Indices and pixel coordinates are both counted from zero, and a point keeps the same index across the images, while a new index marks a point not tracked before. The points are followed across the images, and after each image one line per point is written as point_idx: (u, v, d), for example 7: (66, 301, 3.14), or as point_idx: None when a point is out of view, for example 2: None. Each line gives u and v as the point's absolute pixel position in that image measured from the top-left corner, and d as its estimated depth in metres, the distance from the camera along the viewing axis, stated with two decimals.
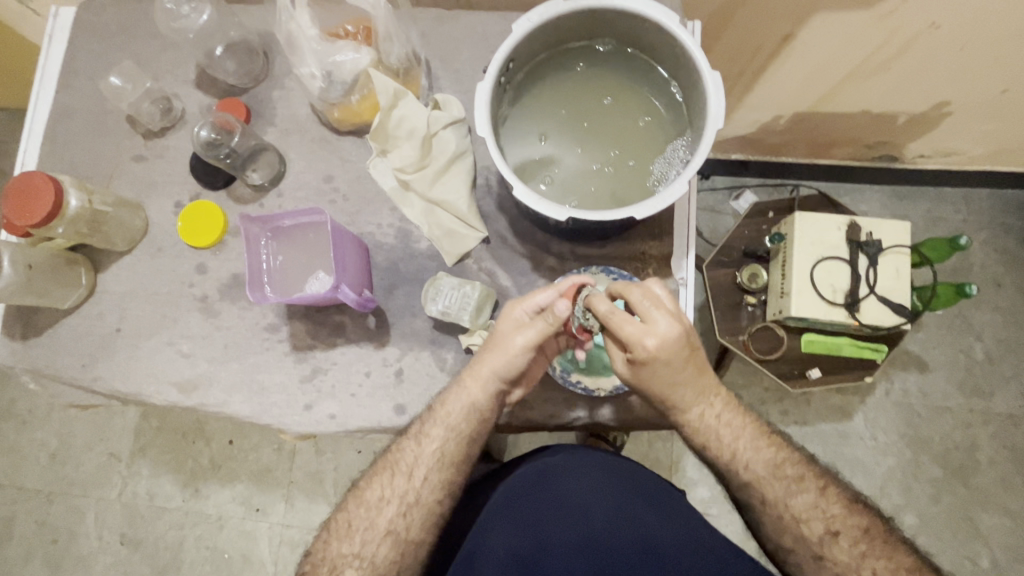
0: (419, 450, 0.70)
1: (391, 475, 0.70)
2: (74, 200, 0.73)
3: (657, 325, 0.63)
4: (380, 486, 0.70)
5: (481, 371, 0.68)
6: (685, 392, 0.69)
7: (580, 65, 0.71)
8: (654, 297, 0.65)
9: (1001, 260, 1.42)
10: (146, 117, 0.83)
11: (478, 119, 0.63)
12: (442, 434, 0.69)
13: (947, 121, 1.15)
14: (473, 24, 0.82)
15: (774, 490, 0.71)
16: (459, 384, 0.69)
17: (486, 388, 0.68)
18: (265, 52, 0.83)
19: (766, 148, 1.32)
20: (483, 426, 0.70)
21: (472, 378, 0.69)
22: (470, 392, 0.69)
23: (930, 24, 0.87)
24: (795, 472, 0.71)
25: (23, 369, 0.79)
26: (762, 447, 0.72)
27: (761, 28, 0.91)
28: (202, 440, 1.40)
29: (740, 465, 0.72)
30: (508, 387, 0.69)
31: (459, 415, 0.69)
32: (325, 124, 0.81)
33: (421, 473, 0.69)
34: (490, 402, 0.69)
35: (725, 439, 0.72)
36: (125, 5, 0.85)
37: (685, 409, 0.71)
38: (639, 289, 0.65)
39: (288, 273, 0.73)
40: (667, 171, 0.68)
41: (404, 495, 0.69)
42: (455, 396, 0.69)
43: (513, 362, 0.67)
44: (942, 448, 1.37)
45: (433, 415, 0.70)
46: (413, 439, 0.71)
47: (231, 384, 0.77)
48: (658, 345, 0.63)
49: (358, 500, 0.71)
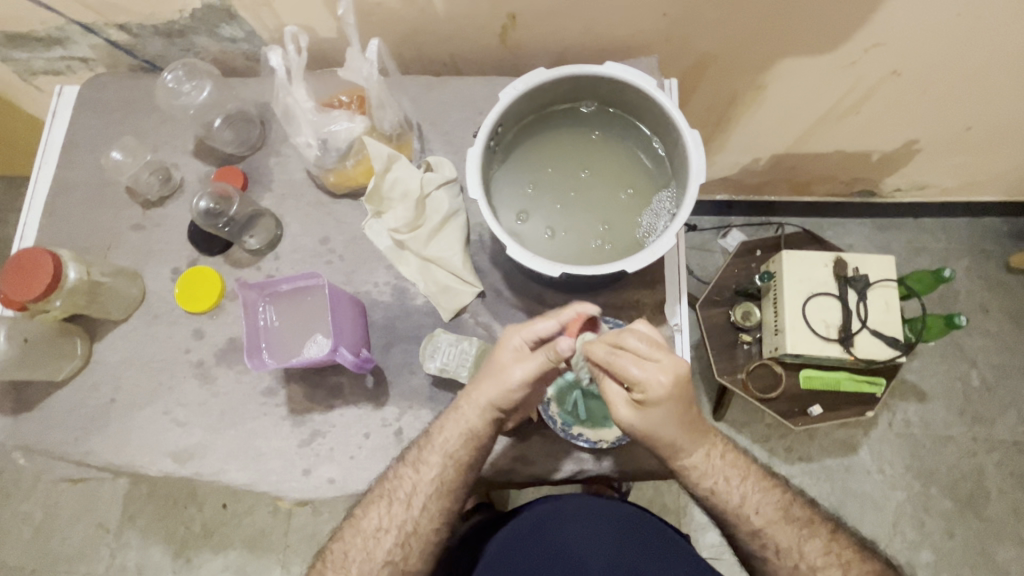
0: (417, 478, 0.68)
1: (388, 505, 0.68)
2: (72, 272, 0.73)
3: (663, 362, 0.60)
4: (377, 515, 0.68)
5: (477, 401, 0.67)
6: (689, 436, 0.67)
7: (595, 133, 0.74)
8: (653, 337, 0.62)
9: (986, 285, 1.45)
10: (145, 188, 0.85)
11: (470, 182, 0.65)
12: (439, 462, 0.68)
13: (919, 157, 1.20)
14: (461, 88, 0.86)
15: (783, 537, 0.69)
16: (458, 410, 0.68)
17: (482, 416, 0.67)
18: (262, 121, 0.86)
19: (749, 189, 1.37)
20: (481, 449, 0.68)
21: (468, 406, 0.67)
22: (467, 419, 0.67)
23: (892, 71, 0.92)
24: (803, 514, 0.71)
25: (14, 445, 0.78)
26: (768, 492, 0.71)
27: (734, 80, 0.96)
28: (194, 505, 1.36)
29: (749, 510, 0.69)
30: (505, 414, 0.68)
31: (458, 443, 0.67)
32: (321, 188, 0.84)
33: (419, 502, 0.68)
34: (489, 429, 0.67)
35: (734, 482, 0.70)
36: (127, 82, 0.89)
37: (690, 454, 0.68)
38: (638, 332, 0.62)
39: (285, 335, 0.73)
40: (656, 223, 0.70)
41: (402, 525, 0.68)
42: (451, 422, 0.68)
43: (511, 394, 0.66)
44: (951, 478, 1.35)
45: (431, 442, 0.68)
46: (410, 466, 0.69)
47: (227, 451, 0.76)
48: (666, 383, 0.60)
49: (354, 530, 0.69)
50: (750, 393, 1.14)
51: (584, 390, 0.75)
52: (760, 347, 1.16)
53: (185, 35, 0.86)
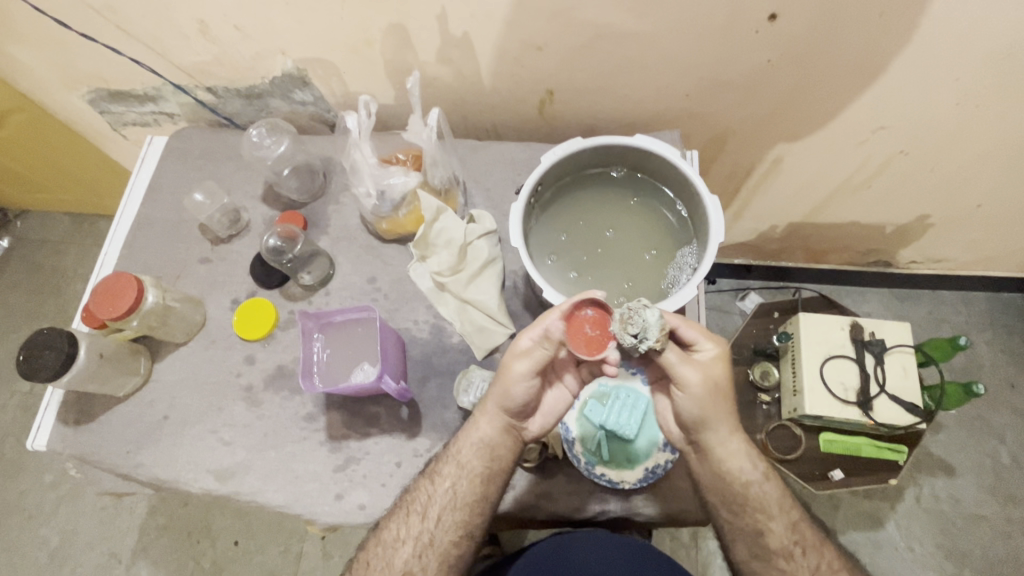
0: (433, 490, 0.72)
1: (406, 516, 0.72)
2: (151, 296, 0.81)
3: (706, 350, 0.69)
4: (396, 527, 0.72)
5: (489, 409, 0.72)
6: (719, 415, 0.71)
7: (633, 200, 0.82)
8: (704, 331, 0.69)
9: (1008, 361, 1.45)
10: (216, 226, 0.95)
11: (512, 232, 0.73)
12: (455, 473, 0.72)
13: (931, 231, 1.26)
14: (502, 151, 0.96)
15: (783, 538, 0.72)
16: (473, 420, 0.73)
17: (493, 423, 0.72)
18: (325, 173, 0.97)
19: (766, 254, 1.43)
20: (494, 460, 0.72)
21: (481, 415, 0.73)
22: (481, 427, 0.72)
23: (899, 151, 1.00)
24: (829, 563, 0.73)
25: (70, 455, 0.83)
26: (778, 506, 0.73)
27: (751, 153, 1.05)
28: (208, 539, 1.37)
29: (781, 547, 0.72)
30: (516, 418, 0.73)
31: (472, 453, 0.72)
32: (372, 234, 0.93)
33: (434, 514, 0.71)
34: (501, 438, 0.72)
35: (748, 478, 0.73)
36: (210, 135, 1.02)
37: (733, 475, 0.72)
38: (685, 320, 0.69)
39: (333, 364, 0.80)
40: (679, 277, 0.77)
41: (418, 536, 0.71)
42: (468, 432, 0.73)
43: (518, 392, 0.71)
44: (984, 561, 1.30)
45: (448, 454, 0.73)
46: (427, 478, 0.73)
47: (266, 472, 0.80)
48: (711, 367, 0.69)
49: (376, 539, 0.73)
50: (770, 455, 1.14)
51: (607, 431, 0.78)
52: (778, 407, 1.19)
53: (263, 97, 0.99)
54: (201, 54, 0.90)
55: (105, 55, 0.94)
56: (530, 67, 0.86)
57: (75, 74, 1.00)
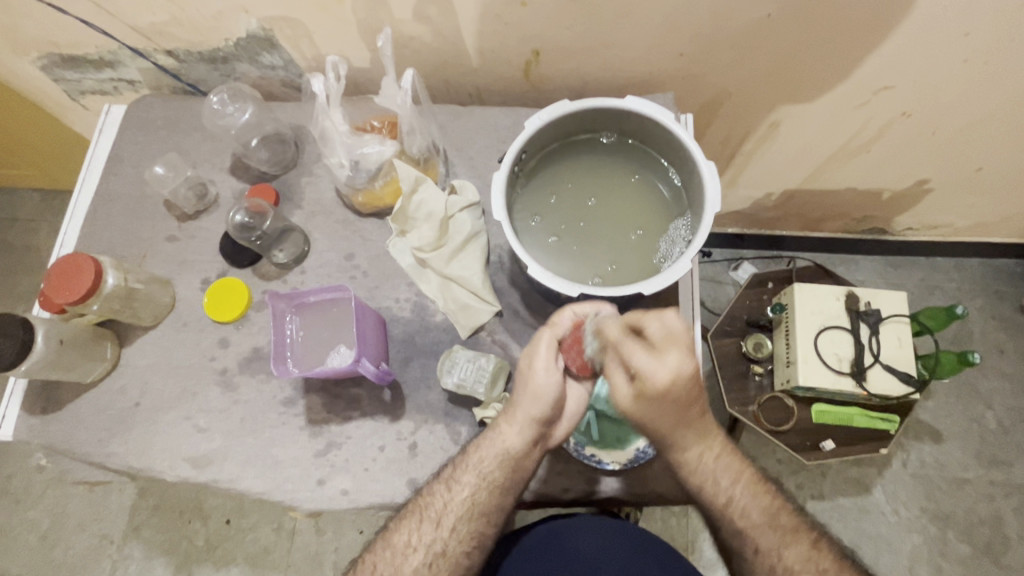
0: (449, 497, 0.69)
1: (419, 521, 0.69)
2: (111, 278, 0.76)
3: (668, 359, 0.60)
4: (407, 532, 0.69)
5: (515, 418, 0.68)
6: (684, 429, 0.68)
7: (635, 176, 0.77)
8: (672, 330, 0.60)
9: (1000, 327, 1.44)
10: (182, 202, 0.89)
11: (494, 205, 0.69)
12: (473, 482, 0.69)
13: (930, 197, 1.22)
14: (485, 117, 0.90)
15: (767, 540, 0.69)
16: (495, 430, 0.69)
17: (521, 434, 0.68)
18: (296, 143, 0.91)
19: (761, 223, 1.40)
20: (515, 472, 0.68)
21: (508, 424, 0.69)
22: (503, 439, 0.68)
23: (902, 113, 0.96)
24: (787, 523, 0.70)
25: (39, 444, 0.80)
26: (757, 494, 0.71)
27: (748, 117, 0.99)
28: (199, 519, 1.36)
29: (735, 511, 0.70)
30: (547, 428, 0.69)
31: (493, 464, 0.68)
32: (349, 208, 0.87)
33: (449, 523, 0.69)
34: (526, 449, 0.68)
35: (723, 483, 0.70)
36: (172, 103, 0.95)
37: (685, 448, 0.69)
38: (657, 319, 0.61)
39: (309, 347, 0.76)
40: (671, 250, 0.73)
41: (430, 544, 0.69)
42: (489, 441, 0.69)
43: (549, 402, 0.67)
44: (968, 523, 1.32)
45: (466, 461, 0.70)
46: (443, 484, 0.70)
47: (245, 458, 0.77)
48: (666, 379, 0.60)
49: (385, 543, 0.70)
50: (761, 426, 1.14)
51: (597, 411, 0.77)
52: (771, 379, 1.17)
53: (228, 61, 0.91)
54: (155, 14, 0.83)
55: (48, 15, 0.85)
56: (513, 24, 0.80)
57: (21, 37, 0.92)
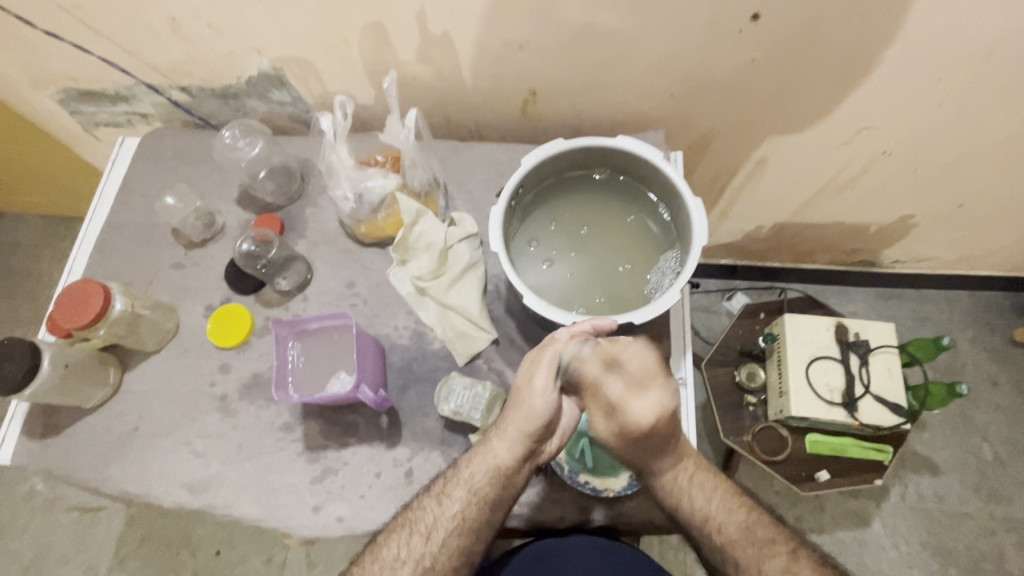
0: (439, 512, 0.70)
1: (409, 535, 0.69)
2: (119, 303, 0.79)
3: (650, 394, 0.67)
4: (396, 546, 0.69)
5: (508, 433, 0.70)
6: (659, 458, 0.71)
7: (630, 218, 0.80)
8: (651, 369, 0.68)
9: (991, 359, 1.47)
10: (189, 230, 0.92)
11: (492, 237, 0.72)
12: (463, 497, 0.70)
13: (915, 231, 1.26)
14: (485, 152, 0.94)
15: (745, 554, 0.71)
16: (487, 444, 0.71)
17: (513, 450, 0.70)
18: (302, 175, 0.94)
19: (752, 255, 1.43)
20: (505, 489, 0.70)
21: (499, 439, 0.70)
22: (496, 453, 0.70)
23: (882, 151, 1.01)
24: (765, 534, 0.72)
25: (36, 469, 0.80)
26: (733, 507, 0.73)
27: (735, 154, 1.04)
28: (188, 550, 1.34)
29: (712, 527, 0.72)
30: (538, 444, 0.71)
31: (483, 479, 0.69)
32: (351, 237, 0.90)
33: (438, 538, 0.69)
34: (516, 464, 0.70)
35: (700, 503, 0.73)
36: (183, 135, 0.99)
37: (663, 473, 0.72)
38: (635, 355, 0.68)
39: (309, 373, 0.77)
40: (662, 282, 0.76)
41: (419, 558, 0.69)
42: (481, 455, 0.71)
43: (544, 419, 0.69)
44: (968, 558, 1.31)
45: (457, 477, 0.71)
46: (434, 498, 0.71)
47: (241, 484, 0.78)
48: (651, 416, 0.67)
49: (374, 557, 0.70)
50: (756, 456, 1.14)
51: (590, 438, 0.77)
52: (764, 409, 1.18)
53: (238, 97, 0.96)
54: (172, 53, 0.87)
55: (70, 52, 0.90)
56: (512, 67, 0.85)
57: (41, 73, 0.97)
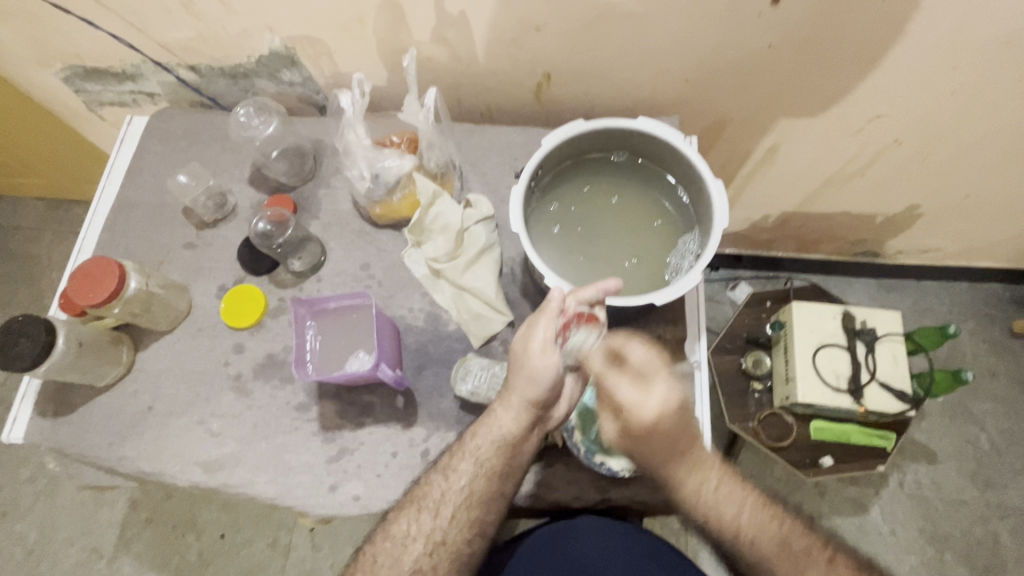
0: (447, 487, 0.70)
1: (418, 512, 0.70)
2: (133, 282, 0.78)
3: (655, 391, 0.74)
4: (406, 522, 0.70)
5: (513, 402, 0.70)
6: (678, 462, 0.73)
7: (657, 221, 0.79)
8: (651, 361, 0.75)
9: (990, 349, 1.48)
10: (201, 210, 0.91)
11: (512, 217, 0.71)
12: (470, 470, 0.70)
13: (921, 221, 1.27)
14: (498, 135, 0.94)
15: (778, 564, 0.70)
16: (492, 415, 0.71)
17: (518, 418, 0.70)
18: (315, 156, 0.93)
19: (758, 244, 1.44)
20: (512, 458, 0.70)
21: (504, 409, 0.70)
22: (502, 424, 0.70)
23: (894, 140, 1.01)
24: (800, 544, 0.71)
25: (49, 447, 0.80)
26: (763, 516, 0.72)
27: (747, 141, 1.04)
28: (192, 533, 1.34)
29: (742, 539, 0.71)
30: (544, 410, 0.71)
31: (489, 450, 0.70)
32: (365, 219, 0.90)
33: (447, 512, 0.70)
34: (523, 432, 0.70)
35: (729, 516, 0.72)
36: (192, 114, 0.98)
37: (684, 481, 0.73)
38: (638, 350, 0.75)
39: (327, 353, 0.78)
40: (681, 264, 0.76)
41: (430, 534, 0.70)
42: (486, 425, 0.71)
43: (545, 383, 0.68)
44: (963, 544, 1.34)
45: (463, 450, 0.71)
46: (441, 473, 0.71)
47: (257, 464, 0.78)
48: (654, 410, 0.73)
49: (385, 534, 0.71)
50: (762, 441, 1.16)
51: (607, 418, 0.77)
52: (770, 395, 1.19)
53: (248, 77, 0.95)
54: (183, 30, 0.86)
55: (78, 28, 0.88)
56: (528, 49, 0.84)
57: (48, 50, 0.95)
